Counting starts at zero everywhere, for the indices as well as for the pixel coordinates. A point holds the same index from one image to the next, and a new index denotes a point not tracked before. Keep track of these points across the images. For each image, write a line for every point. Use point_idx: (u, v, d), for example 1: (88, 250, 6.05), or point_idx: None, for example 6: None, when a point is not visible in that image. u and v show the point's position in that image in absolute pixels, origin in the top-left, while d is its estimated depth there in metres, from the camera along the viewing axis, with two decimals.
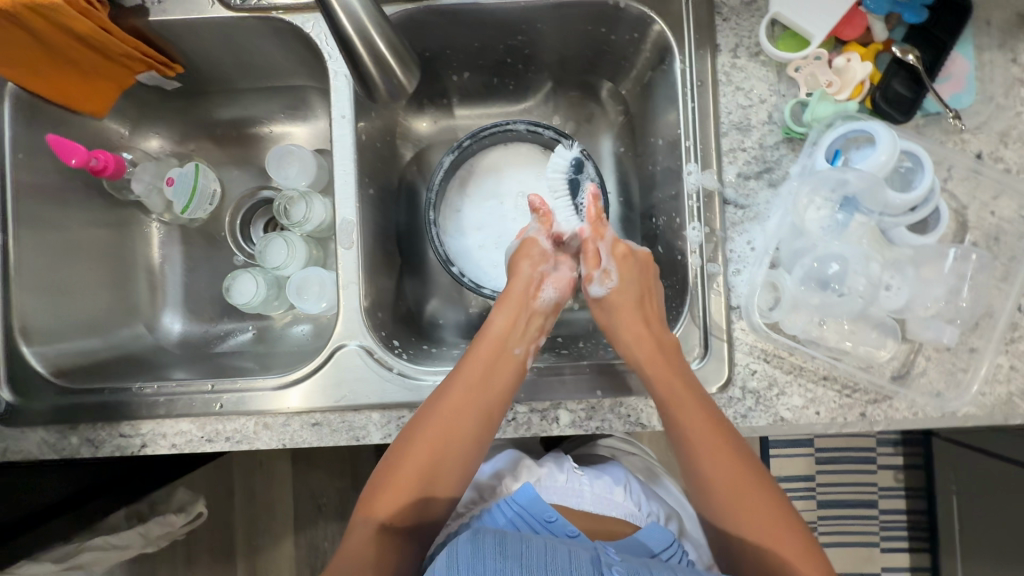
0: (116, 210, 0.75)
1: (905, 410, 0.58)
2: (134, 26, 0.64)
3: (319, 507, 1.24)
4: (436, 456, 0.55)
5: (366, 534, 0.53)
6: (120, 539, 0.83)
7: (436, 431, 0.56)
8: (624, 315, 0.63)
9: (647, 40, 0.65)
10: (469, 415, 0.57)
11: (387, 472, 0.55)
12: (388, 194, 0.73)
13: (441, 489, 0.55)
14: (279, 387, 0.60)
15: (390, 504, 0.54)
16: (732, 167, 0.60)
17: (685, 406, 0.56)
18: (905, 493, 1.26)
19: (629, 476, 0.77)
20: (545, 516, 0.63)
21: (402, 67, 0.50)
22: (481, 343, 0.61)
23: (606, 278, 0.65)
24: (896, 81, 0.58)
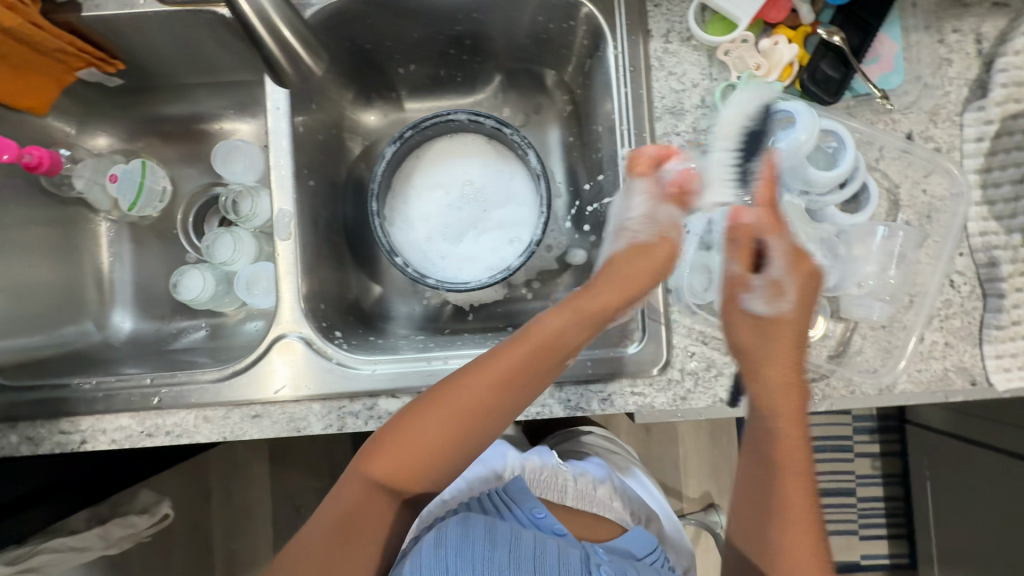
0: (61, 208, 0.74)
1: (841, 388, 0.58)
2: (67, 21, 0.63)
3: (297, 507, 1.25)
4: (451, 436, 0.54)
5: (362, 490, 0.54)
6: (78, 540, 0.82)
7: (457, 407, 0.54)
8: (777, 350, 0.54)
9: (582, 28, 0.65)
10: (497, 404, 0.54)
11: (398, 436, 0.54)
12: (335, 187, 0.73)
13: (443, 465, 0.54)
14: (218, 380, 0.60)
15: (393, 466, 0.53)
16: (666, 151, 0.61)
17: (789, 429, 0.53)
18: (882, 480, 1.27)
19: (611, 475, 0.80)
20: (533, 512, 0.64)
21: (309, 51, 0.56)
22: (534, 333, 0.57)
23: (782, 300, 0.55)
24: (823, 62, 0.58)
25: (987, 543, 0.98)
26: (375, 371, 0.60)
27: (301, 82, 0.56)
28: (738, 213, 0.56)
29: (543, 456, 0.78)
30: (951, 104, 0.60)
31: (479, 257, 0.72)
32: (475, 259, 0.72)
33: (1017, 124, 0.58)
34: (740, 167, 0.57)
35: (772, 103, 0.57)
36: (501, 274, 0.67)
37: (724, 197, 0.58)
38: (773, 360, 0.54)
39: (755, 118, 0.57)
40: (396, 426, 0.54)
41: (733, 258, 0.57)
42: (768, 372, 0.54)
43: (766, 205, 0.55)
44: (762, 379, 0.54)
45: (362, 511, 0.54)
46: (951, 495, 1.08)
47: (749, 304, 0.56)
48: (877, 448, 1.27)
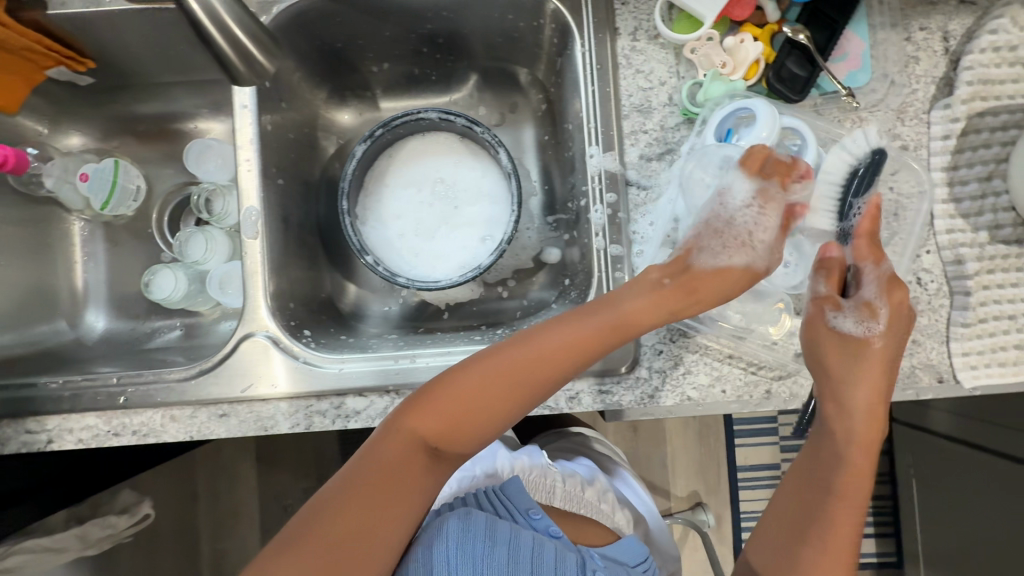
0: (33, 207, 0.74)
1: (809, 386, 0.58)
2: (34, 19, 0.63)
3: (285, 508, 1.25)
4: (512, 399, 0.52)
5: (409, 446, 0.50)
6: (53, 541, 0.82)
7: (516, 370, 0.52)
8: (864, 370, 0.54)
9: (552, 26, 0.65)
10: (558, 373, 0.53)
11: (452, 395, 0.51)
12: (308, 186, 0.73)
13: (496, 423, 0.53)
14: (183, 378, 0.60)
15: (447, 424, 0.51)
16: (634, 149, 0.61)
17: (862, 446, 0.53)
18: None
19: (602, 477, 0.79)
20: (527, 509, 0.65)
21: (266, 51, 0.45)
22: (606, 311, 0.54)
23: (873, 322, 0.54)
24: (789, 61, 0.58)
25: (968, 540, 0.98)
26: (343, 370, 0.60)
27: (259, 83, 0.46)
28: (830, 247, 0.57)
29: (534, 456, 0.77)
30: (918, 101, 0.60)
31: (451, 256, 0.72)
32: (446, 257, 0.72)
33: (983, 121, 0.59)
34: (842, 201, 0.58)
35: (876, 146, 0.57)
36: (470, 274, 0.67)
37: (825, 225, 0.59)
38: (862, 380, 0.54)
39: (864, 157, 0.57)
40: (457, 381, 0.52)
41: (825, 278, 0.56)
42: (854, 388, 0.54)
43: (876, 238, 0.56)
44: (848, 397, 0.54)
45: (408, 468, 0.50)
46: (934, 493, 1.09)
47: (833, 321, 0.56)
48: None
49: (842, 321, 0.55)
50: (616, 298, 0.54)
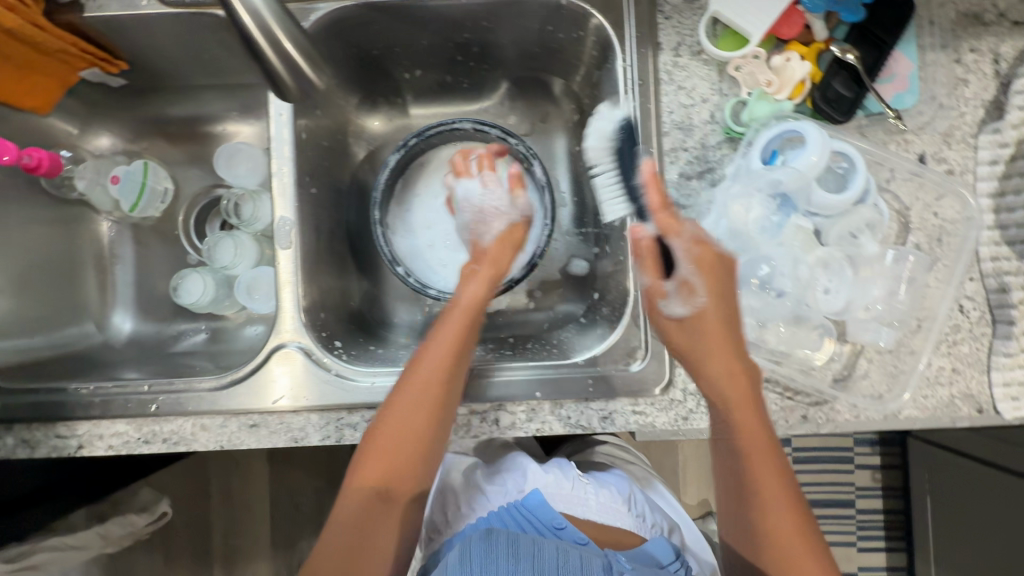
0: (63, 208, 0.74)
1: (846, 412, 0.58)
2: (69, 21, 0.63)
3: (297, 506, 1.21)
4: (424, 429, 0.54)
5: (360, 500, 0.54)
6: (76, 539, 0.84)
7: (398, 408, 0.54)
8: (710, 344, 0.53)
9: (591, 38, 0.64)
10: (448, 391, 0.55)
11: (368, 445, 0.54)
12: (338, 193, 0.72)
13: (426, 454, 0.55)
14: (215, 388, 0.60)
15: (382, 471, 0.54)
16: (674, 167, 0.60)
17: (745, 410, 0.52)
18: (882, 493, 1.26)
19: (633, 488, 0.77)
20: (555, 523, 0.65)
21: (314, 67, 0.46)
22: (451, 317, 0.58)
23: (691, 296, 0.54)
24: (835, 81, 0.57)
25: (983, 564, 0.97)
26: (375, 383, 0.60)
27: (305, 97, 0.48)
28: (636, 230, 0.56)
29: (563, 467, 0.75)
30: (966, 125, 0.59)
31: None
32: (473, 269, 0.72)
33: None
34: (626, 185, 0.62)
35: (620, 119, 0.61)
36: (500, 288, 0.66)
37: (619, 211, 0.64)
38: (715, 352, 0.53)
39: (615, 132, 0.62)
40: (373, 436, 0.55)
41: (643, 272, 0.57)
42: (708, 361, 0.53)
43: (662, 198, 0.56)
44: (710, 374, 0.53)
45: (372, 520, 0.54)
46: (951, 513, 1.07)
47: (668, 312, 0.56)
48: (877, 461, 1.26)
49: (672, 306, 0.55)
50: (456, 305, 0.59)
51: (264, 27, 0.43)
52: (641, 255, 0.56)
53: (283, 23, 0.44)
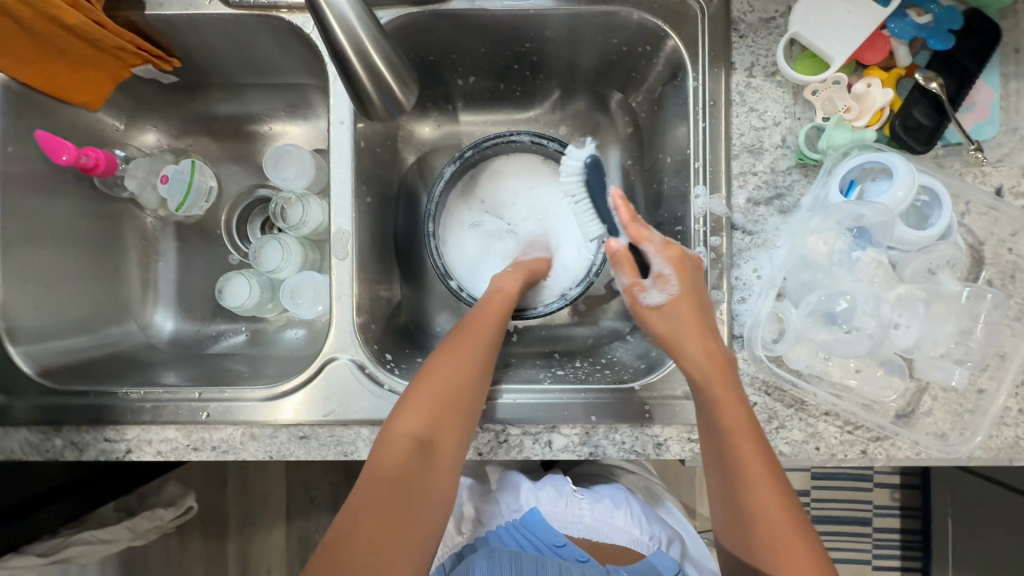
0: (111, 205, 0.73)
1: (906, 449, 0.56)
2: (130, 19, 0.62)
3: (311, 500, 1.16)
4: (471, 387, 0.54)
5: (401, 450, 0.50)
6: (108, 533, 0.82)
7: (445, 368, 0.54)
8: (687, 329, 0.54)
9: (660, 54, 0.62)
10: (488, 363, 0.57)
11: (409, 398, 0.53)
12: (388, 200, 0.71)
13: (469, 412, 0.54)
14: (270, 398, 0.59)
15: (429, 421, 0.52)
16: (742, 191, 0.58)
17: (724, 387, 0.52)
18: (899, 512, 1.14)
19: (631, 498, 0.75)
20: (554, 541, 0.66)
21: (402, 86, 0.44)
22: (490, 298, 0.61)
23: (664, 284, 0.54)
24: (916, 109, 0.55)
25: None
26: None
27: (389, 117, 0.45)
28: (609, 242, 0.56)
29: (557, 484, 0.74)
30: None
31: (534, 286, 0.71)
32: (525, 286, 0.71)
33: None
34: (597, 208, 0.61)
35: (588, 154, 0.61)
36: (556, 307, 0.66)
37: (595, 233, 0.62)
38: (694, 335, 0.53)
39: (582, 170, 0.61)
40: (421, 386, 0.53)
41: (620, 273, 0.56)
42: (687, 346, 0.53)
43: (629, 209, 0.56)
44: (690, 358, 0.53)
45: (414, 475, 0.50)
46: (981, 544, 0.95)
47: (646, 302, 0.56)
48: (896, 479, 1.15)
49: (648, 297, 0.55)
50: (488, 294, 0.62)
51: (359, 50, 0.40)
52: (620, 262, 0.56)
53: (377, 43, 0.41)
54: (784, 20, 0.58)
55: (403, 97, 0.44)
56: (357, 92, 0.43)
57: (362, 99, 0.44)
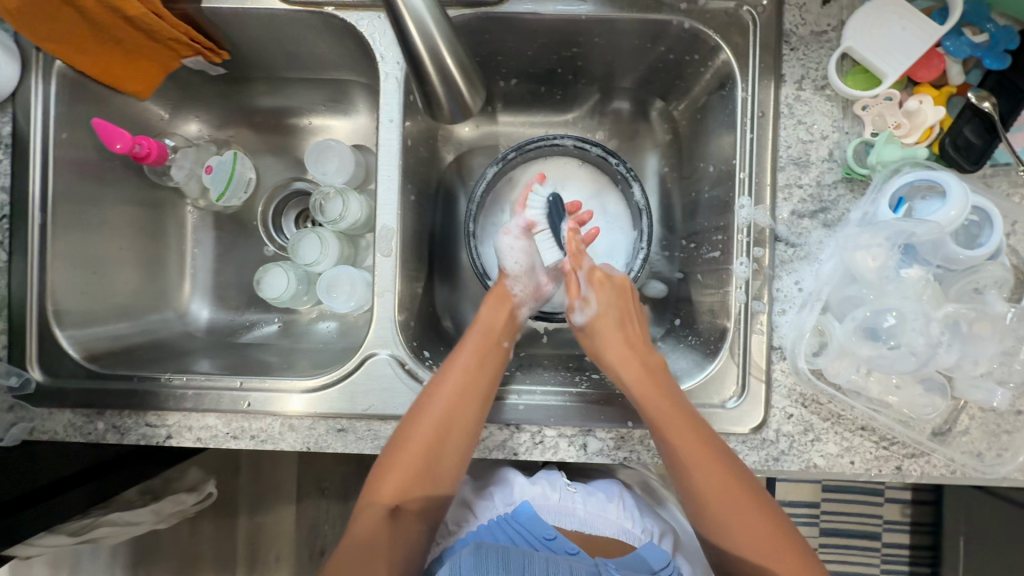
0: (153, 192, 0.74)
1: (941, 467, 0.56)
2: (185, 12, 0.63)
3: (323, 490, 1.13)
4: (448, 437, 0.56)
5: (373, 518, 0.56)
6: (133, 516, 0.83)
7: (427, 425, 0.56)
8: (608, 342, 0.62)
9: (708, 64, 0.63)
10: (463, 413, 0.57)
11: (387, 457, 0.56)
12: (427, 197, 0.72)
13: (452, 457, 0.57)
14: (286, 388, 0.60)
15: (396, 488, 0.56)
16: (787, 205, 0.58)
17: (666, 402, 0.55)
18: (909, 528, 1.11)
19: (626, 492, 0.73)
20: (545, 534, 0.64)
21: (468, 85, 0.50)
22: (471, 338, 0.62)
23: (585, 304, 0.65)
24: (966, 127, 0.55)
25: None
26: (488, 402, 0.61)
27: (454, 112, 0.52)
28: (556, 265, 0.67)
29: (551, 478, 0.72)
30: None
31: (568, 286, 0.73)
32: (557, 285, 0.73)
33: None
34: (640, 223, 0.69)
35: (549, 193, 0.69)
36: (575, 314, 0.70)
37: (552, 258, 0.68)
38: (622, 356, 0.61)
39: (547, 204, 0.69)
40: (391, 451, 0.56)
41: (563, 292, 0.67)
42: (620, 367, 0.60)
43: (576, 242, 0.67)
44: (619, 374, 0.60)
45: (384, 541, 0.55)
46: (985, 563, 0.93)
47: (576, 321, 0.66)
48: (907, 494, 1.12)
49: (576, 318, 0.66)
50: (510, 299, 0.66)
51: (434, 54, 0.46)
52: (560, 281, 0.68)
53: (451, 47, 0.47)
54: (836, 34, 0.58)
55: (468, 96, 0.50)
56: (428, 89, 0.50)
57: (432, 96, 0.51)
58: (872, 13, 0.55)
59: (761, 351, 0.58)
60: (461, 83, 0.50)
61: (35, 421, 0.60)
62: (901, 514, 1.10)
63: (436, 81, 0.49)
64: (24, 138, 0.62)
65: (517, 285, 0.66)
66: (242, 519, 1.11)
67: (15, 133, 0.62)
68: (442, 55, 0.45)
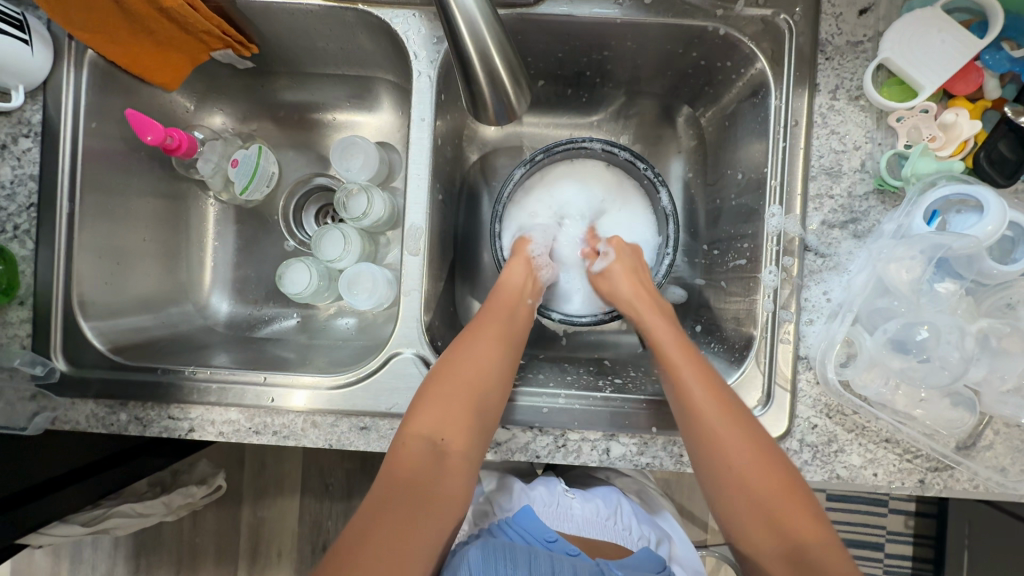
0: (175, 183, 0.74)
1: (965, 481, 0.55)
2: (219, 5, 0.63)
3: (327, 487, 1.10)
4: (487, 379, 0.58)
5: (414, 456, 0.53)
6: (144, 507, 0.82)
7: (469, 366, 0.58)
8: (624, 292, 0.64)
9: (741, 71, 0.63)
10: (499, 351, 0.60)
11: (425, 399, 0.56)
12: (452, 197, 0.71)
13: (489, 405, 0.57)
14: (293, 384, 0.60)
15: (438, 422, 0.55)
16: (817, 214, 0.58)
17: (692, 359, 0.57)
18: (912, 540, 1.10)
19: (623, 499, 0.73)
20: (545, 536, 0.63)
21: (514, 84, 0.50)
22: (505, 292, 0.65)
23: (605, 257, 0.67)
24: (1002, 142, 0.54)
25: None
26: (510, 401, 0.60)
27: (498, 111, 0.53)
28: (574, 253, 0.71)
29: (549, 484, 0.73)
30: None
31: (566, 288, 0.72)
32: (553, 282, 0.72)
33: None
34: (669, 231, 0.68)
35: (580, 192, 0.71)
36: (576, 319, 0.68)
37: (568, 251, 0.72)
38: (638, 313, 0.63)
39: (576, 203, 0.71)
40: (427, 387, 0.56)
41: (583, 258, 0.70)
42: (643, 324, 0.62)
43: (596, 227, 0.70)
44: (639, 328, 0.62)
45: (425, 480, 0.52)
46: None
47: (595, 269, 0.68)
48: (911, 506, 1.11)
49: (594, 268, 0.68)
50: (529, 261, 0.67)
51: (482, 53, 0.47)
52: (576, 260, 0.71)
53: (500, 48, 0.47)
54: (872, 45, 0.58)
55: (513, 95, 0.51)
56: (474, 89, 0.51)
57: (478, 95, 0.51)
58: (912, 24, 0.55)
59: (787, 361, 0.58)
60: (508, 86, 0.50)
61: (56, 411, 0.60)
62: (904, 525, 1.10)
63: (482, 79, 0.49)
64: (54, 127, 0.62)
65: (537, 249, 0.68)
66: (245, 513, 1.10)
67: (45, 121, 0.62)
68: (491, 55, 0.46)
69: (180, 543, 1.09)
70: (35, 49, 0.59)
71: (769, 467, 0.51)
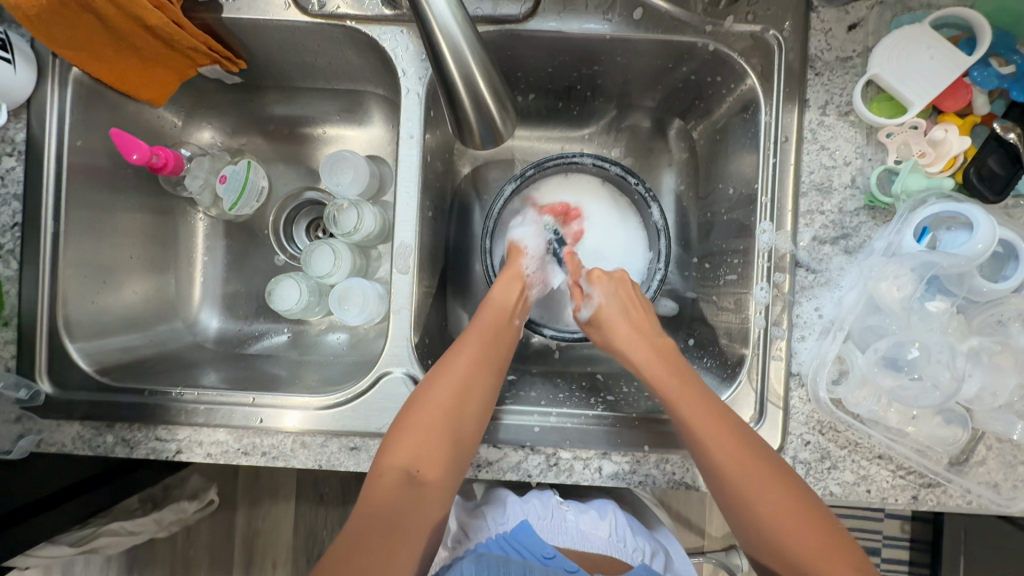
0: (164, 199, 0.74)
1: (958, 497, 0.55)
2: (205, 21, 0.63)
3: (321, 497, 1.10)
4: (465, 400, 0.56)
5: (392, 483, 0.53)
6: (134, 525, 0.81)
7: (447, 389, 0.56)
8: (619, 334, 0.62)
9: (731, 86, 0.62)
10: (480, 372, 0.59)
11: (403, 425, 0.55)
12: (442, 211, 0.71)
13: (468, 427, 0.56)
14: (285, 404, 0.60)
15: (414, 450, 0.54)
16: (808, 230, 0.58)
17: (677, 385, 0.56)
18: (908, 544, 1.09)
19: (618, 511, 0.72)
20: (543, 552, 0.63)
21: (498, 107, 0.50)
22: (486, 311, 0.63)
23: (589, 300, 0.65)
24: (991, 158, 0.54)
25: None
26: (501, 420, 0.60)
27: (483, 135, 0.52)
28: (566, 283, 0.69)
29: (544, 496, 0.71)
30: None
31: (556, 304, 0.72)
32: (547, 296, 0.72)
33: None
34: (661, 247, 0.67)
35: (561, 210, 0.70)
36: (569, 335, 0.67)
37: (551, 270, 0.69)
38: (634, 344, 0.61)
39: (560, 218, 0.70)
40: (404, 415, 0.56)
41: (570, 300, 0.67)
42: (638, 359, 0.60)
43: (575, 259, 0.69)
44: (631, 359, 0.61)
45: (401, 508, 0.52)
46: None
47: (582, 317, 0.65)
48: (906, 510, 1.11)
49: (582, 315, 0.66)
50: (522, 276, 0.66)
51: (466, 78, 0.47)
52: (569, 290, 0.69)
53: (484, 72, 0.48)
54: (861, 60, 0.58)
55: (497, 118, 0.50)
56: (458, 114, 0.50)
57: (463, 120, 0.51)
58: (901, 40, 0.55)
59: (780, 379, 0.58)
60: (493, 109, 0.50)
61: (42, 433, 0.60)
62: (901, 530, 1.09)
63: (466, 103, 0.49)
64: (38, 146, 0.62)
65: (531, 265, 0.67)
66: (238, 526, 1.09)
67: (30, 139, 0.61)
68: (475, 81, 0.46)
69: (172, 557, 1.08)
70: (18, 67, 0.58)
71: (760, 487, 0.51)
